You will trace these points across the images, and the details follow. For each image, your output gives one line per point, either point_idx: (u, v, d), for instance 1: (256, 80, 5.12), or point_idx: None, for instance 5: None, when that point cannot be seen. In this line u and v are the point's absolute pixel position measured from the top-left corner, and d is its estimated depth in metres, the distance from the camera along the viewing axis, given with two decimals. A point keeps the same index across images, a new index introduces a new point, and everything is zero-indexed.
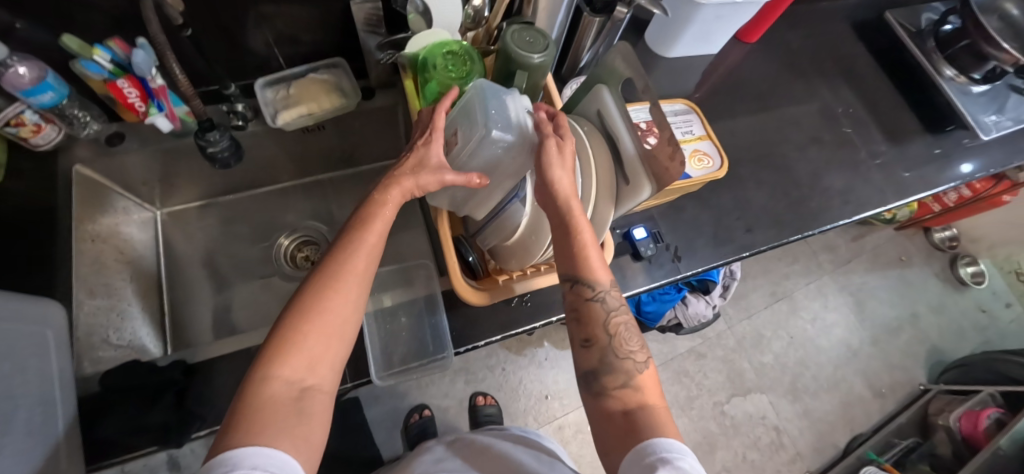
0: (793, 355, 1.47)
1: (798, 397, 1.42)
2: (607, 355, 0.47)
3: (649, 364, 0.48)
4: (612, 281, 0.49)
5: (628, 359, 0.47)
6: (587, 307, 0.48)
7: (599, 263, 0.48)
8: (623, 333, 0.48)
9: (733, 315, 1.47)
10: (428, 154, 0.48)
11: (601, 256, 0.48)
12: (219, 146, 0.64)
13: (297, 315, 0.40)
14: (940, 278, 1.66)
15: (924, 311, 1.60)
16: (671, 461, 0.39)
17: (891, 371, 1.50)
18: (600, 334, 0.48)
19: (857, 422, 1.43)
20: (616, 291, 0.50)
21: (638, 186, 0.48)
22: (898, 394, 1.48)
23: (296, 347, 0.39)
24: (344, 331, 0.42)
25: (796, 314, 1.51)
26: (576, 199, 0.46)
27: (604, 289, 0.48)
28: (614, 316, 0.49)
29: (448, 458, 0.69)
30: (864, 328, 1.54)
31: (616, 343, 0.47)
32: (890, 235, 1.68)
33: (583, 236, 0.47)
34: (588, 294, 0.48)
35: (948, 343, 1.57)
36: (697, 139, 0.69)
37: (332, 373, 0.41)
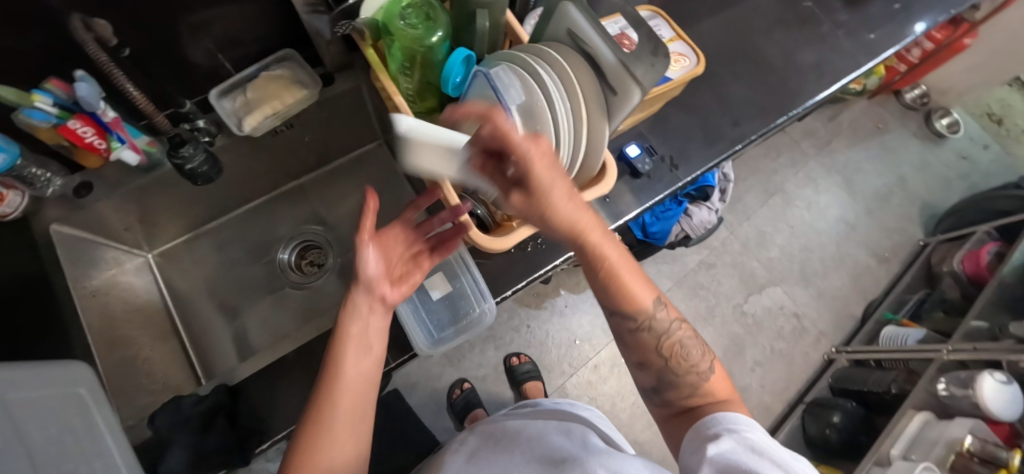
0: (797, 243, 1.51)
1: (809, 282, 1.48)
2: (665, 374, 0.50)
3: (715, 368, 0.50)
4: (658, 299, 0.50)
5: (691, 373, 0.50)
6: (636, 334, 0.51)
7: (635, 286, 0.49)
8: (680, 350, 0.50)
9: (733, 220, 1.50)
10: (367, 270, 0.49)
11: (636, 279, 0.49)
12: (196, 160, 0.62)
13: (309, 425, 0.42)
14: (918, 137, 1.70)
15: (909, 172, 1.64)
16: (736, 431, 0.41)
17: (890, 235, 1.56)
18: (654, 359, 0.51)
19: (867, 290, 1.49)
20: (665, 309, 0.51)
21: (627, 92, 0.48)
22: (901, 255, 1.54)
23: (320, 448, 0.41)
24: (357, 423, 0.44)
25: (791, 204, 1.54)
26: (584, 230, 0.44)
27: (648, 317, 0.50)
28: (668, 337, 0.50)
29: (480, 450, 0.67)
30: (857, 201, 1.58)
31: (674, 363, 0.50)
32: (864, 106, 1.70)
33: (608, 265, 0.47)
34: (634, 323, 0.50)
35: (937, 196, 1.63)
36: (669, 42, 0.68)
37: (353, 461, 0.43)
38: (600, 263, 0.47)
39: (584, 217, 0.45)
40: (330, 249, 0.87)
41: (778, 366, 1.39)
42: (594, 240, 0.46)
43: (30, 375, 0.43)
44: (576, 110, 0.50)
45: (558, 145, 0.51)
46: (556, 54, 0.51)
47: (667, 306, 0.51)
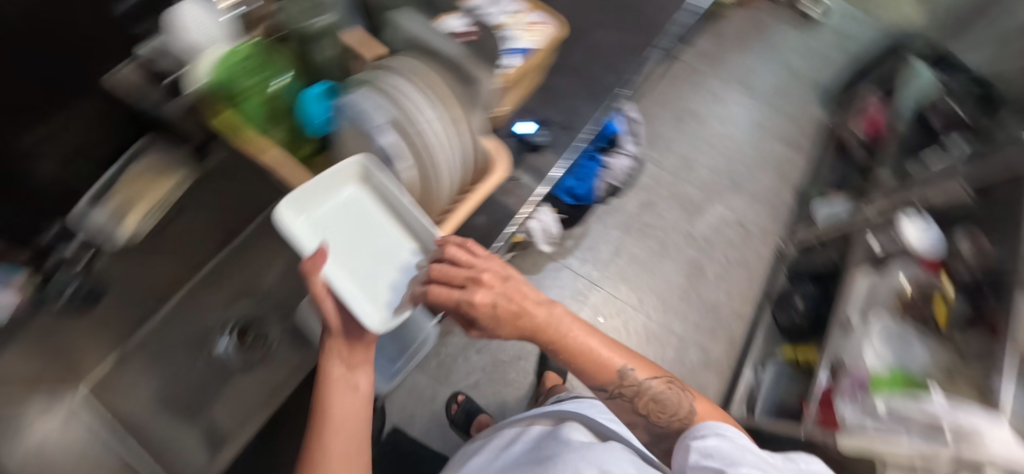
0: (720, 157, 1.59)
1: (742, 188, 1.56)
2: (650, 421, 0.62)
3: (698, 406, 0.60)
4: (630, 367, 0.59)
5: (676, 420, 0.60)
6: (621, 401, 0.61)
7: (607, 365, 0.58)
8: (661, 403, 0.60)
9: (658, 155, 1.56)
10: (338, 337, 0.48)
11: (606, 360, 0.58)
12: (73, 285, 0.62)
13: None
14: (794, 26, 1.81)
15: (796, 60, 1.76)
16: (717, 433, 0.53)
17: (797, 122, 1.67)
18: (638, 414, 0.62)
19: (794, 178, 1.59)
20: (640, 371, 0.60)
21: (473, 79, 0.52)
22: (811, 136, 1.65)
23: None
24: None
25: (704, 124, 1.62)
26: (547, 342, 0.54)
27: (616, 386, 0.59)
28: (649, 394, 0.60)
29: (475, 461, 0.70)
30: (759, 102, 1.68)
31: (656, 413, 0.61)
32: (739, 13, 1.80)
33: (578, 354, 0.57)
34: (618, 394, 0.60)
35: (824, 75, 1.75)
36: (524, 14, 0.70)
37: None
38: (570, 354, 0.56)
39: (542, 331, 0.53)
40: (269, 321, 0.82)
41: (740, 273, 1.46)
42: (560, 343, 0.55)
43: None
44: (439, 114, 0.53)
45: (433, 149, 0.52)
46: (410, 65, 0.53)
47: (641, 369, 0.60)
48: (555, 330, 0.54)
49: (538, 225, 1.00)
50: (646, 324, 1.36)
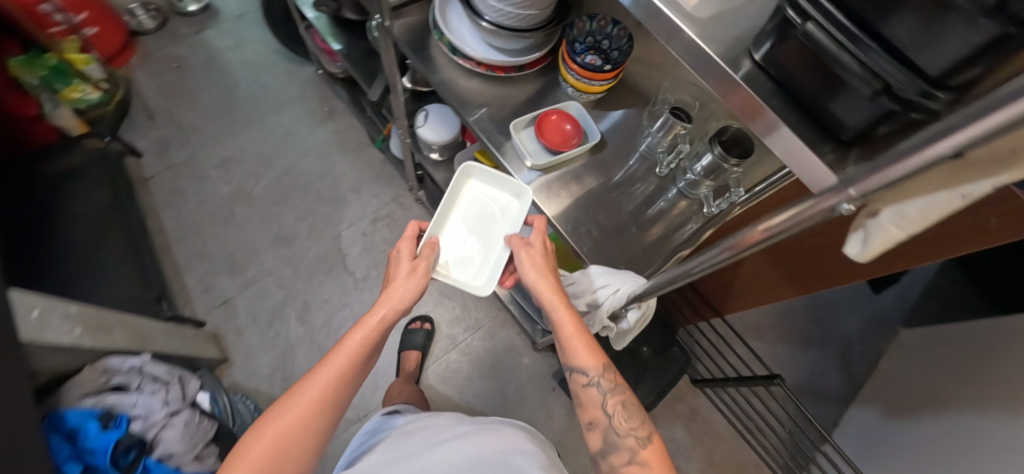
0: (296, 194, 1.42)
1: (342, 194, 1.44)
2: (608, 434, 0.61)
3: (652, 441, 0.59)
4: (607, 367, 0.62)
5: (629, 437, 0.59)
6: (587, 391, 0.63)
7: (593, 356, 0.62)
8: (620, 411, 0.61)
9: (254, 261, 1.32)
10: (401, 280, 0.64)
11: (599, 354, 0.62)
12: None
13: (266, 418, 0.56)
14: (202, 35, 1.62)
15: (241, 58, 1.60)
16: None
17: (306, 100, 1.57)
18: (600, 413, 0.62)
19: (359, 139, 1.53)
20: (610, 375, 0.63)
21: None
22: (327, 95, 1.59)
23: (259, 433, 0.54)
24: (306, 422, 0.56)
25: (250, 189, 1.41)
26: (563, 312, 0.63)
27: (596, 376, 0.63)
28: (609, 398, 0.62)
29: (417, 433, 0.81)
30: (262, 119, 1.52)
31: (615, 422, 0.61)
32: (145, 76, 1.51)
33: (567, 333, 0.63)
34: (584, 382, 0.63)
35: (272, 48, 1.63)
36: None
37: (293, 460, 0.54)
38: (562, 333, 0.63)
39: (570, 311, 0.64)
40: None
41: None
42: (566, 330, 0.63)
43: None
44: None
45: None
46: None
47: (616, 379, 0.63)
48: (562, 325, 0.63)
49: None
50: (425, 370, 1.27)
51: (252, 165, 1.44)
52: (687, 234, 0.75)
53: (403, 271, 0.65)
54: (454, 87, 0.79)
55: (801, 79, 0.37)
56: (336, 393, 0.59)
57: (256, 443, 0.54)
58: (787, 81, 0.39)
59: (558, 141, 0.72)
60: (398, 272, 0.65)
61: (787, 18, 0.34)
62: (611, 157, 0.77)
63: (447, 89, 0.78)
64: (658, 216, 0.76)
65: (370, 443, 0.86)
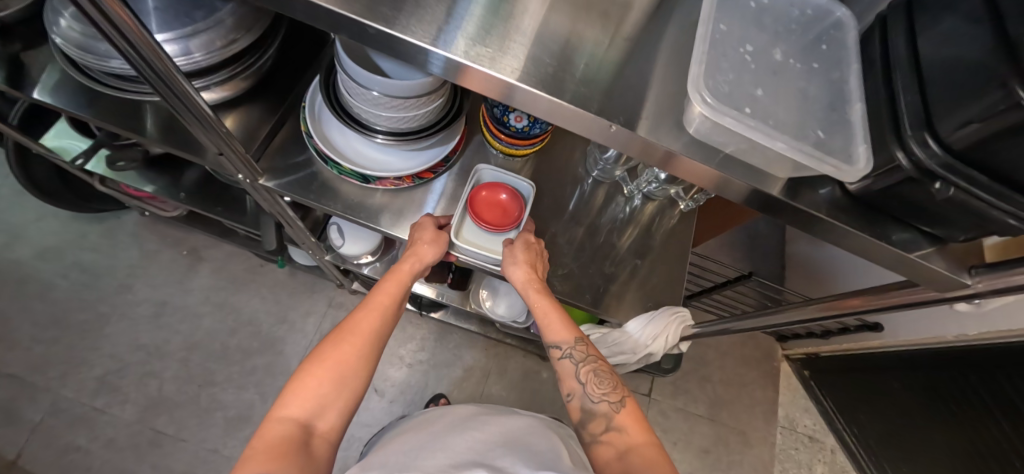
0: (217, 365, 1.17)
1: (269, 333, 1.22)
2: (584, 401, 0.55)
3: (625, 399, 0.54)
4: (580, 337, 0.60)
5: (603, 401, 0.54)
6: (561, 363, 0.59)
7: (569, 325, 0.60)
8: (594, 376, 0.56)
9: (219, 463, 1.09)
10: (415, 231, 0.63)
11: (573, 326, 0.61)
12: None
13: (321, 348, 0.52)
14: None
15: (31, 250, 1.20)
16: None
17: (155, 256, 1.25)
18: (575, 384, 0.57)
19: (248, 265, 1.28)
20: (580, 344, 0.59)
21: None
22: (176, 237, 1.28)
23: (316, 356, 0.51)
24: (359, 356, 0.52)
25: (160, 392, 1.13)
26: (532, 280, 0.61)
27: (569, 346, 0.59)
28: (584, 365, 0.58)
29: (428, 421, 0.69)
30: (114, 306, 1.19)
31: (590, 387, 0.56)
32: None
33: (541, 306, 0.61)
34: (558, 354, 0.60)
35: (66, 215, 1.24)
36: None
37: (349, 393, 0.50)
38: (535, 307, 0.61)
39: (540, 283, 0.62)
40: None
41: None
42: (543, 301, 0.61)
43: None
44: None
45: None
46: None
47: (597, 351, 0.59)
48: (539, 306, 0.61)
49: None
50: None
51: (141, 363, 1.15)
52: (672, 225, 0.77)
53: (427, 232, 0.62)
54: (376, 211, 0.67)
55: (913, 211, 0.31)
56: (382, 336, 0.55)
57: (311, 375, 0.49)
58: (905, 209, 0.32)
59: (507, 223, 0.64)
60: (423, 232, 0.62)
61: (906, 162, 0.28)
62: (569, 191, 0.74)
63: (371, 219, 0.66)
64: (630, 221, 0.76)
65: (378, 438, 0.76)
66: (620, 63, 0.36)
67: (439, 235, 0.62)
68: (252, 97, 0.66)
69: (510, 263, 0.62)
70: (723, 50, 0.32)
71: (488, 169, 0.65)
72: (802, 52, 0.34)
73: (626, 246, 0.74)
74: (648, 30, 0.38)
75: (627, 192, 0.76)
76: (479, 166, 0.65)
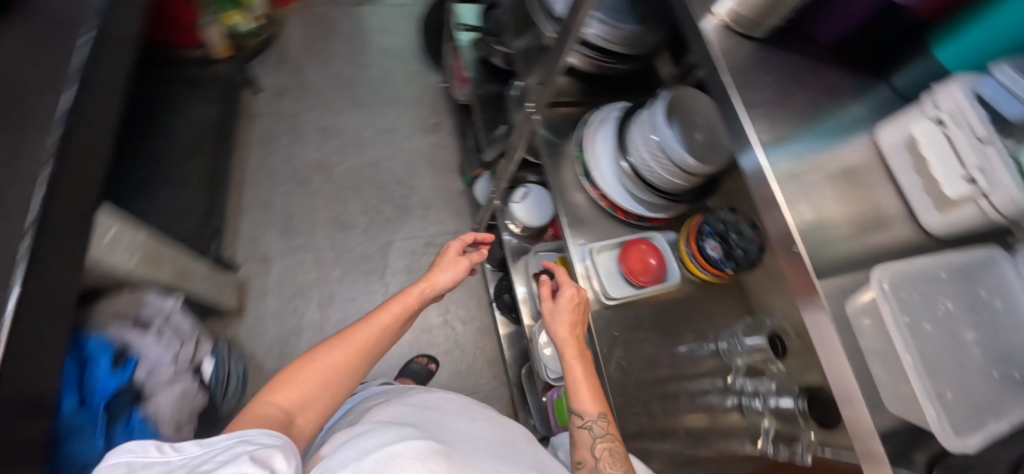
0: (371, 189, 1.44)
1: (410, 204, 1.45)
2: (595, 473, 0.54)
3: None
4: (601, 413, 0.58)
5: None
6: (579, 433, 0.58)
7: (586, 396, 0.59)
8: (607, 457, 0.54)
9: (306, 234, 1.34)
10: (447, 264, 0.78)
11: (589, 391, 0.60)
12: None
13: (325, 342, 0.60)
14: (357, 7, 1.70)
15: (381, 42, 1.66)
16: None
17: (419, 104, 1.60)
18: (587, 455, 0.56)
19: (449, 160, 1.54)
20: (603, 420, 0.57)
21: None
22: (439, 108, 1.60)
23: (317, 350, 0.59)
24: (348, 356, 0.60)
25: (334, 166, 1.44)
26: (568, 348, 0.63)
27: (590, 418, 0.57)
28: (601, 442, 0.56)
29: (441, 397, 0.71)
30: (374, 106, 1.56)
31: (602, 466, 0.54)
32: (295, 25, 1.62)
33: (575, 367, 0.61)
34: (579, 424, 0.58)
35: (415, 43, 1.68)
36: None
37: (327, 394, 0.57)
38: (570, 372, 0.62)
39: (575, 339, 0.64)
40: None
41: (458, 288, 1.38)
42: (570, 364, 0.62)
43: None
44: None
45: None
46: None
47: (606, 422, 0.57)
48: (574, 370, 0.61)
49: None
50: None
51: (346, 143, 1.49)
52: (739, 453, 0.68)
53: (447, 258, 0.79)
54: (569, 199, 0.79)
55: None
56: (375, 349, 0.64)
57: (307, 367, 0.57)
58: None
59: (641, 279, 0.70)
60: (442, 264, 0.78)
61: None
62: (688, 333, 0.75)
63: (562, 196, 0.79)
64: (710, 409, 0.71)
65: (372, 390, 0.81)
66: (849, 257, 0.38)
67: (456, 260, 0.79)
68: (583, 80, 0.86)
69: (558, 315, 0.65)
70: (925, 288, 0.36)
71: (660, 239, 0.74)
72: (1002, 362, 0.35)
73: (687, 422, 0.70)
74: (894, 256, 0.39)
75: (731, 382, 0.71)
76: (656, 235, 0.74)
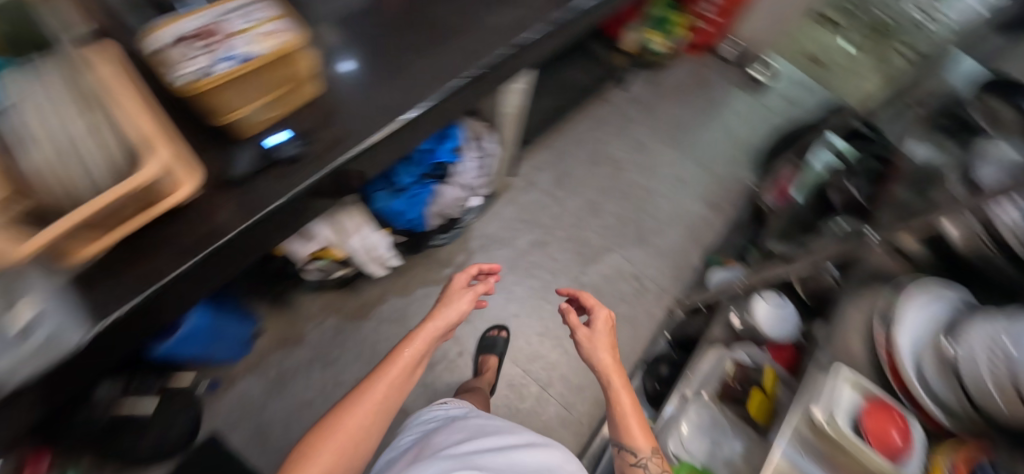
0: (630, 206, 1.54)
1: (646, 241, 1.49)
2: None
3: None
4: (653, 447, 0.68)
5: None
6: (632, 467, 0.68)
7: (637, 432, 0.69)
8: None
9: (563, 195, 1.52)
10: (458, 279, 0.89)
11: (638, 428, 0.69)
12: None
13: (327, 416, 0.63)
14: (738, 88, 1.82)
15: (734, 122, 1.74)
16: None
17: (721, 183, 1.61)
18: None
19: (706, 240, 1.51)
20: (657, 456, 0.68)
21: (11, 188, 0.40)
22: (734, 199, 1.59)
23: (333, 417, 0.63)
24: (364, 414, 0.64)
25: (621, 170, 1.59)
26: (614, 376, 0.75)
27: (645, 454, 0.67)
28: None
29: (495, 429, 0.76)
30: (686, 157, 1.65)
31: None
32: (684, 68, 1.84)
33: (618, 386, 0.73)
34: (632, 458, 0.68)
35: (760, 141, 1.70)
36: (265, 22, 0.58)
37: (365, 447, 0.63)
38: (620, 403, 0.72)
39: (618, 371, 0.75)
40: None
41: (623, 330, 1.36)
42: (620, 397, 0.72)
43: None
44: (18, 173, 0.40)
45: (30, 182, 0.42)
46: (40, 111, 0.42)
47: (660, 459, 0.67)
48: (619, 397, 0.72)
49: (358, 244, 0.98)
50: (510, 371, 1.29)
51: (644, 164, 1.62)
52: None
53: (456, 279, 0.89)
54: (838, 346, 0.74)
55: None
56: (393, 400, 0.68)
57: (328, 436, 0.61)
58: None
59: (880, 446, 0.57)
60: (457, 281, 0.89)
61: None
62: None
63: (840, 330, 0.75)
64: None
65: (442, 411, 0.88)
66: None
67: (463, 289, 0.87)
68: (948, 256, 0.73)
69: (601, 346, 0.80)
70: None
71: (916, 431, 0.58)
72: None
73: None
74: None
75: None
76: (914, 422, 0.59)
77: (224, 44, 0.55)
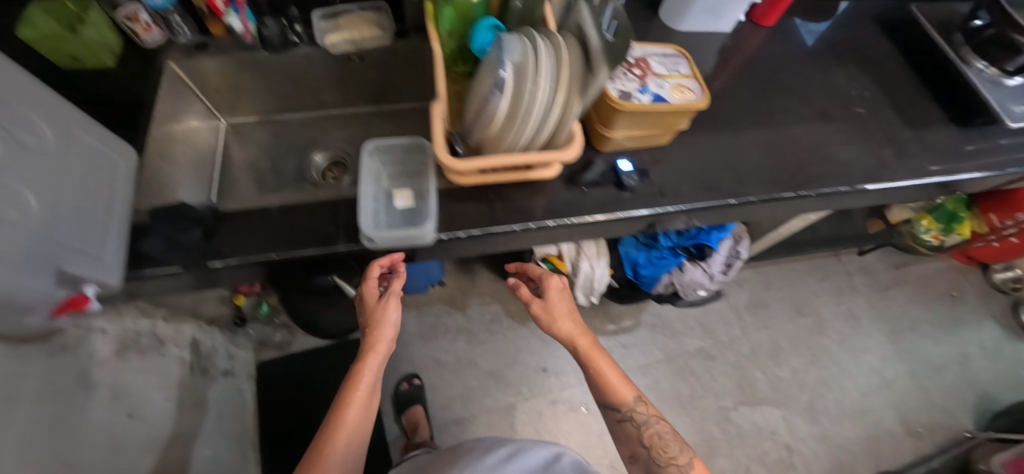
0: (815, 374, 1.38)
1: (815, 418, 1.32)
2: (650, 460, 0.69)
3: (693, 459, 0.68)
4: (637, 397, 0.72)
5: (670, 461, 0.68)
6: (622, 424, 0.72)
7: (617, 386, 0.72)
8: (660, 440, 0.69)
9: (750, 322, 1.43)
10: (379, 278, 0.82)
11: (618, 382, 0.72)
12: (271, 31, 0.82)
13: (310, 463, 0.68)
14: (997, 322, 1.53)
15: (975, 354, 1.47)
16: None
17: (930, 410, 1.37)
18: (641, 447, 0.71)
19: (884, 458, 1.30)
20: (644, 407, 0.72)
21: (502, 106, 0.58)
22: (937, 437, 1.34)
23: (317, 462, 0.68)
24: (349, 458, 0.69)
25: (821, 332, 1.44)
26: (580, 338, 0.74)
27: (631, 409, 0.72)
28: (650, 431, 0.70)
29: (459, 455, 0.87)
30: (901, 359, 1.44)
31: (655, 453, 0.69)
32: (941, 268, 1.60)
33: (585, 346, 0.74)
34: (620, 416, 0.72)
35: (999, 394, 1.41)
36: (682, 77, 0.72)
37: None
38: (594, 364, 0.73)
39: (580, 333, 0.74)
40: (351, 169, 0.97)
41: None
42: (588, 356, 0.73)
43: (82, 133, 0.60)
44: (515, 97, 0.57)
45: (514, 110, 0.57)
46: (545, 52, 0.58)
47: (647, 406, 0.72)
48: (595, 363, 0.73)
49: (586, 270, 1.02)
50: (619, 454, 1.23)
51: (849, 340, 1.44)
52: None
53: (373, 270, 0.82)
54: None
55: None
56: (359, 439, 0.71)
57: None
58: None
59: None
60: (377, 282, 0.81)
61: None
62: None
63: None
64: None
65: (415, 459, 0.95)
66: None
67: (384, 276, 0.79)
68: None
69: (565, 322, 0.75)
70: None
71: None
72: None
73: None
74: None
75: None
76: None
77: (647, 83, 0.69)
